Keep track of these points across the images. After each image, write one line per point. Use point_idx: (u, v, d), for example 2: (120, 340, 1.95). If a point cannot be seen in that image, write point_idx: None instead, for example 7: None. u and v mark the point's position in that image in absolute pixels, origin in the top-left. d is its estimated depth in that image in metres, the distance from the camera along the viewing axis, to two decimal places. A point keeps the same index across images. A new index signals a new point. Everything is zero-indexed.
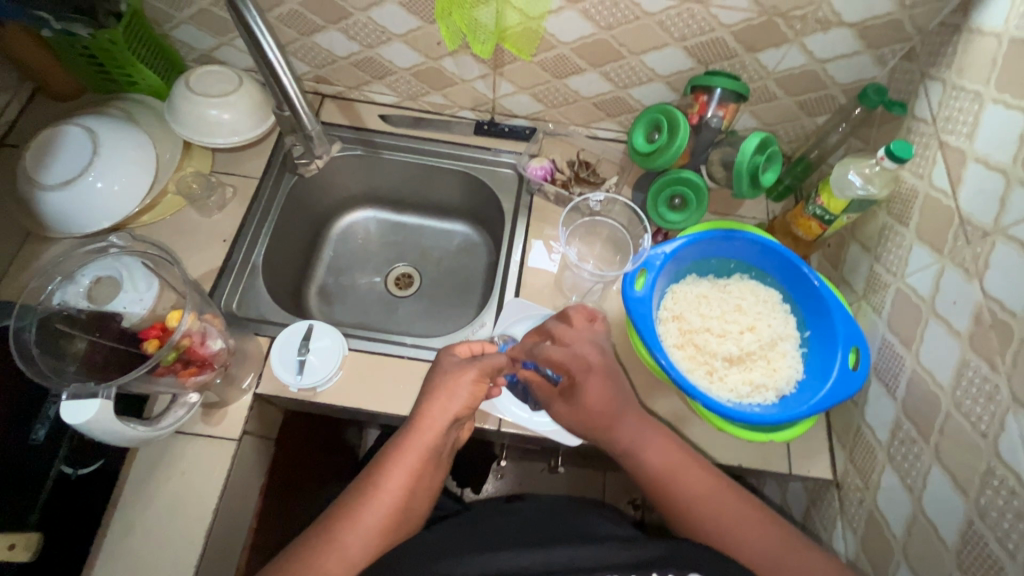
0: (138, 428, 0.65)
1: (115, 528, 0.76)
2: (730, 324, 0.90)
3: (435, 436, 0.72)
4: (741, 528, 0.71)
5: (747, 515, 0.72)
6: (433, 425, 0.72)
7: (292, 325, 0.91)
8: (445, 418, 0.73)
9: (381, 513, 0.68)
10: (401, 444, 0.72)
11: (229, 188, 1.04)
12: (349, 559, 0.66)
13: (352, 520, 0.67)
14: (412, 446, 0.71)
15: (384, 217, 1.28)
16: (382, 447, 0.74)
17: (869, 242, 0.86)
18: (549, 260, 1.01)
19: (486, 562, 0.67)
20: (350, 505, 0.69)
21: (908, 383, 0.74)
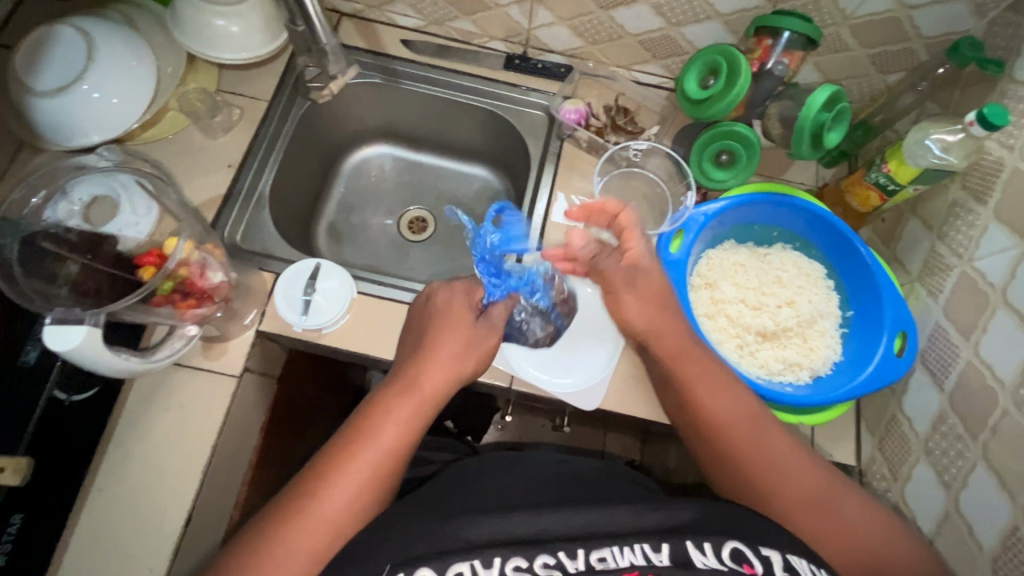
0: (131, 359, 0.61)
1: (112, 456, 0.75)
2: (767, 297, 0.83)
3: (435, 389, 0.68)
4: (776, 475, 0.64)
5: (791, 463, 0.65)
6: (430, 387, 0.68)
7: (299, 263, 0.85)
8: (442, 381, 0.69)
9: (375, 465, 0.63)
10: (389, 404, 0.67)
11: (236, 110, 0.96)
12: (329, 523, 0.59)
13: (344, 472, 0.62)
14: (408, 399, 0.67)
15: (400, 154, 1.20)
16: (370, 397, 0.68)
17: (933, 219, 0.78)
18: None
19: (498, 524, 0.59)
20: (339, 458, 0.63)
21: (960, 376, 0.68)
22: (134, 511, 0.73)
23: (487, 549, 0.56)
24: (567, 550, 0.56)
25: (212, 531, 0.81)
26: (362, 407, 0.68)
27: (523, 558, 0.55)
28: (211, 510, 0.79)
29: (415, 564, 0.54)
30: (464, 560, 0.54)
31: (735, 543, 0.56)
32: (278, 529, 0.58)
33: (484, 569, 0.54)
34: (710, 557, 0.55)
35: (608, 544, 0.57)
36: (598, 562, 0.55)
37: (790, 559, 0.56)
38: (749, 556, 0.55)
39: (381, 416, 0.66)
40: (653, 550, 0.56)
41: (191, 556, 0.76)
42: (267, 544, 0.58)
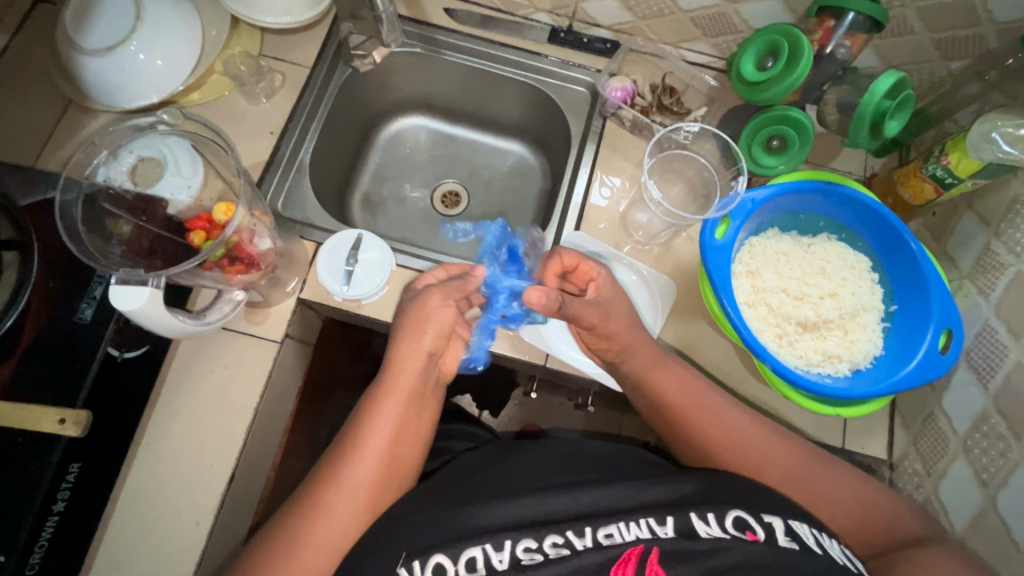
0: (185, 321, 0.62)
1: (162, 413, 0.78)
2: (809, 287, 0.82)
3: (415, 370, 0.73)
4: (755, 452, 0.69)
5: (762, 441, 0.69)
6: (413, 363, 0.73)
7: (341, 233, 0.85)
8: (417, 355, 0.74)
9: (376, 455, 0.67)
10: (381, 389, 0.71)
11: (278, 76, 0.96)
12: (345, 508, 0.64)
13: (347, 469, 0.65)
14: (396, 380, 0.72)
15: (435, 126, 1.19)
16: (361, 401, 0.72)
17: (989, 215, 0.75)
18: (602, 196, 0.93)
19: (506, 509, 0.63)
20: (340, 460, 0.66)
21: (1008, 376, 0.67)
22: (181, 466, 0.76)
23: (498, 534, 0.60)
24: (574, 529, 0.60)
25: (252, 489, 0.85)
26: (356, 410, 0.71)
27: (532, 539, 0.60)
28: (250, 469, 0.82)
29: (430, 551, 0.59)
30: (476, 545, 0.59)
31: (737, 512, 0.60)
32: (287, 533, 0.62)
33: (496, 552, 0.59)
34: (713, 526, 0.58)
35: (614, 521, 0.60)
36: (605, 538, 0.59)
37: (790, 522, 0.59)
38: (751, 522, 0.59)
39: (374, 411, 0.70)
40: (658, 524, 0.59)
41: (233, 511, 0.80)
42: (281, 541, 0.61)
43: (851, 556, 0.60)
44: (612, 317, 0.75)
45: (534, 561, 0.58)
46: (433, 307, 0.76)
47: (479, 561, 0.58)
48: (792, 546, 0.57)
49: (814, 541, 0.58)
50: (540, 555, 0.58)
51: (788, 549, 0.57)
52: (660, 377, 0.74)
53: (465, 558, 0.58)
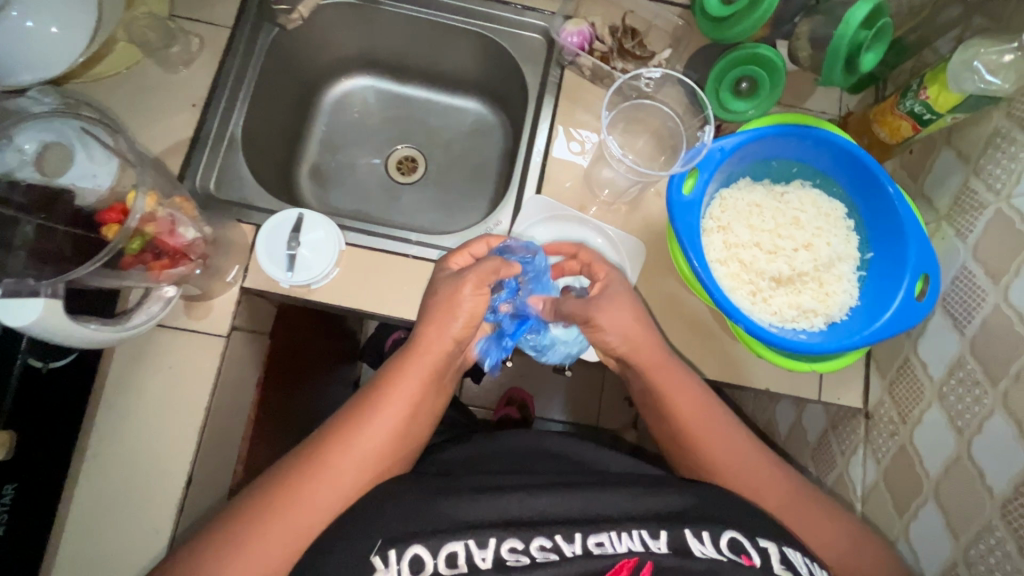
0: (100, 330, 0.57)
1: (103, 422, 0.72)
2: (783, 240, 0.78)
3: (437, 357, 0.71)
4: (757, 474, 0.68)
5: (756, 465, 0.68)
6: (436, 349, 0.71)
7: (278, 214, 0.78)
8: (443, 342, 0.71)
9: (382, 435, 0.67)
10: (398, 368, 0.70)
11: (194, 38, 0.85)
12: (344, 481, 0.64)
13: (347, 443, 0.65)
14: (415, 361, 0.70)
15: (383, 87, 1.09)
16: (379, 373, 0.72)
17: (968, 150, 0.71)
18: (575, 151, 0.87)
19: (496, 504, 0.63)
20: (343, 435, 0.66)
21: (985, 320, 0.65)
22: (133, 477, 0.72)
23: (483, 531, 0.60)
24: (563, 534, 0.60)
25: (215, 490, 0.81)
26: (370, 385, 0.71)
27: (519, 540, 0.59)
28: (209, 472, 0.78)
29: (408, 542, 0.59)
30: (459, 540, 0.59)
31: (733, 533, 0.59)
32: (269, 502, 0.61)
33: (479, 550, 0.59)
34: (707, 546, 0.58)
35: (607, 530, 0.60)
36: (596, 547, 0.59)
37: (785, 550, 0.58)
38: (747, 546, 0.58)
39: (388, 391, 0.69)
40: (652, 537, 0.59)
41: (198, 516, 0.76)
42: (250, 516, 0.61)
43: None
44: (620, 310, 0.72)
45: (519, 563, 0.58)
46: (465, 296, 0.71)
47: (460, 558, 0.58)
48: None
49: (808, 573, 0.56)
50: (525, 557, 0.58)
51: None
52: (660, 385, 0.70)
53: (445, 552, 0.58)
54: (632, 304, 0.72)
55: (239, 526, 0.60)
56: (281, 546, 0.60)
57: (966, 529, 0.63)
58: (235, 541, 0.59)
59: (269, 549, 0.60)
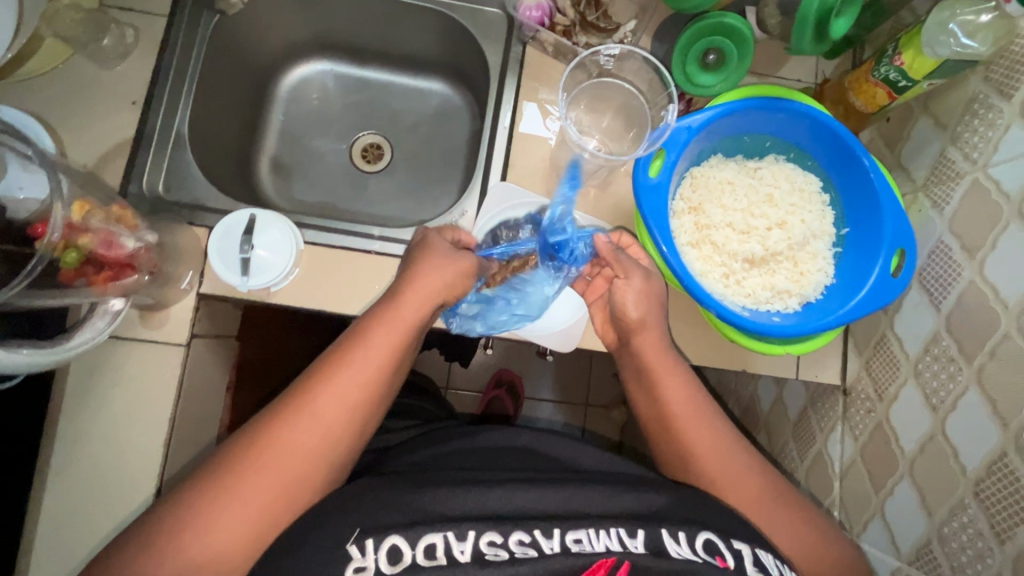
0: (28, 351, 0.56)
1: (63, 439, 0.71)
2: (756, 219, 0.76)
3: (407, 326, 0.66)
4: (734, 471, 0.65)
5: (736, 461, 0.66)
6: (417, 306, 0.67)
7: (230, 214, 0.74)
8: (427, 299, 0.68)
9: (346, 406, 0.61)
10: (375, 324, 0.65)
11: (129, 29, 0.81)
12: (316, 435, 0.60)
13: (310, 411, 0.60)
14: (395, 315, 0.66)
15: (343, 70, 1.03)
16: (355, 326, 0.67)
17: (945, 117, 0.68)
18: (546, 126, 0.84)
19: (476, 500, 0.59)
20: (304, 404, 0.61)
21: (961, 296, 0.63)
22: (99, 492, 0.70)
23: (462, 523, 0.57)
24: (543, 529, 0.57)
25: None
26: (333, 353, 0.65)
27: (498, 533, 0.56)
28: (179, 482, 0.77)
29: (387, 531, 0.55)
30: (437, 531, 0.55)
31: (708, 534, 0.58)
32: (225, 476, 0.57)
33: (458, 542, 0.55)
34: (683, 546, 0.57)
35: (586, 526, 0.58)
36: (575, 543, 0.56)
37: (758, 552, 0.57)
38: (722, 547, 0.57)
39: (354, 359, 0.63)
40: (629, 536, 0.57)
41: None
42: (206, 493, 0.56)
43: None
44: (636, 282, 0.71)
45: (498, 557, 0.55)
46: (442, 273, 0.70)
47: (439, 550, 0.54)
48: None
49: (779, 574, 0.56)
50: (505, 551, 0.55)
51: None
52: (651, 368, 0.70)
53: (423, 544, 0.55)
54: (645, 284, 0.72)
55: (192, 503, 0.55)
56: (234, 521, 0.55)
57: (940, 506, 0.62)
58: (186, 520, 0.54)
59: (221, 528, 0.54)
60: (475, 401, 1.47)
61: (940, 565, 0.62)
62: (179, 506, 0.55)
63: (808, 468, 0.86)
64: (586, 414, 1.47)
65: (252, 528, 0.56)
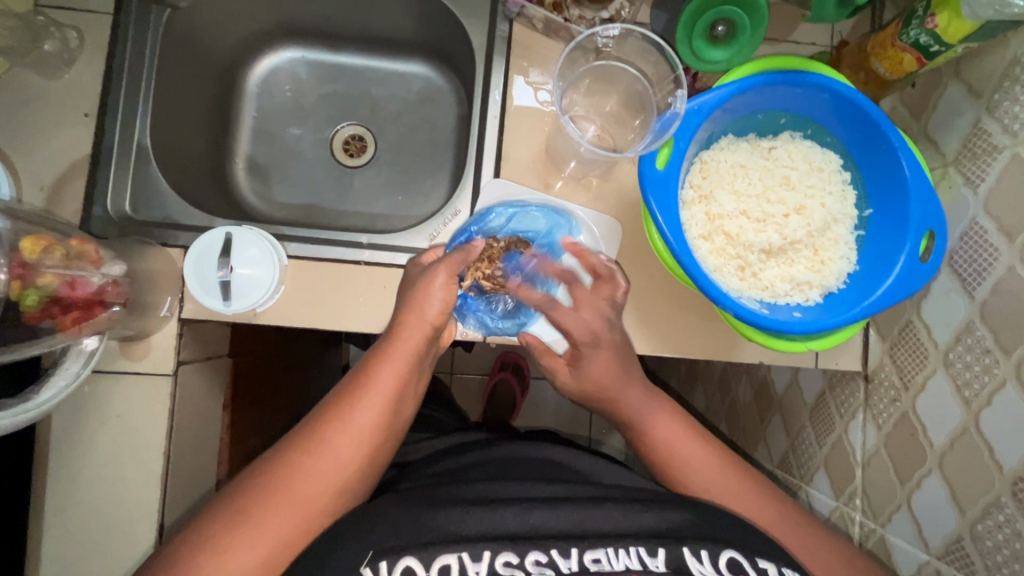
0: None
1: (53, 482, 0.68)
2: (772, 206, 0.70)
3: (418, 341, 0.64)
4: (748, 491, 0.64)
5: (749, 480, 0.64)
6: (414, 334, 0.64)
7: (207, 234, 0.69)
8: (425, 326, 0.64)
9: (364, 430, 0.58)
10: (377, 359, 0.62)
11: (72, 33, 0.73)
12: (325, 481, 0.55)
13: (315, 456, 0.56)
14: (394, 350, 0.62)
15: (315, 57, 0.95)
16: (357, 363, 0.64)
17: (980, 84, 0.61)
18: (540, 100, 0.77)
19: (487, 520, 0.57)
20: (320, 429, 0.58)
21: (998, 283, 0.58)
22: (99, 532, 0.68)
23: (477, 543, 0.53)
24: (560, 549, 0.54)
25: None
26: (345, 379, 0.63)
27: (514, 554, 0.53)
28: (183, 513, 0.74)
29: (399, 552, 0.51)
30: (452, 552, 0.52)
31: (731, 553, 0.54)
32: (240, 509, 0.52)
33: (473, 563, 0.52)
34: (706, 566, 0.53)
35: (603, 545, 0.55)
36: (592, 564, 0.54)
37: (785, 572, 0.54)
38: (746, 565, 0.53)
39: (366, 381, 0.61)
40: (649, 555, 0.54)
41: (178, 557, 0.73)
42: (202, 545, 0.50)
43: None
44: (601, 354, 0.69)
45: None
46: (440, 283, 0.65)
47: (454, 571, 0.51)
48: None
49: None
50: (520, 572, 0.52)
51: None
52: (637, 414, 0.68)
53: (437, 565, 0.51)
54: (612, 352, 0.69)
55: (202, 539, 0.50)
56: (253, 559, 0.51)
57: (973, 503, 0.60)
58: (199, 563, 0.49)
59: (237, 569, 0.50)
60: (480, 389, 1.44)
61: (974, 563, 0.60)
62: (188, 545, 0.50)
63: (827, 455, 0.83)
64: None
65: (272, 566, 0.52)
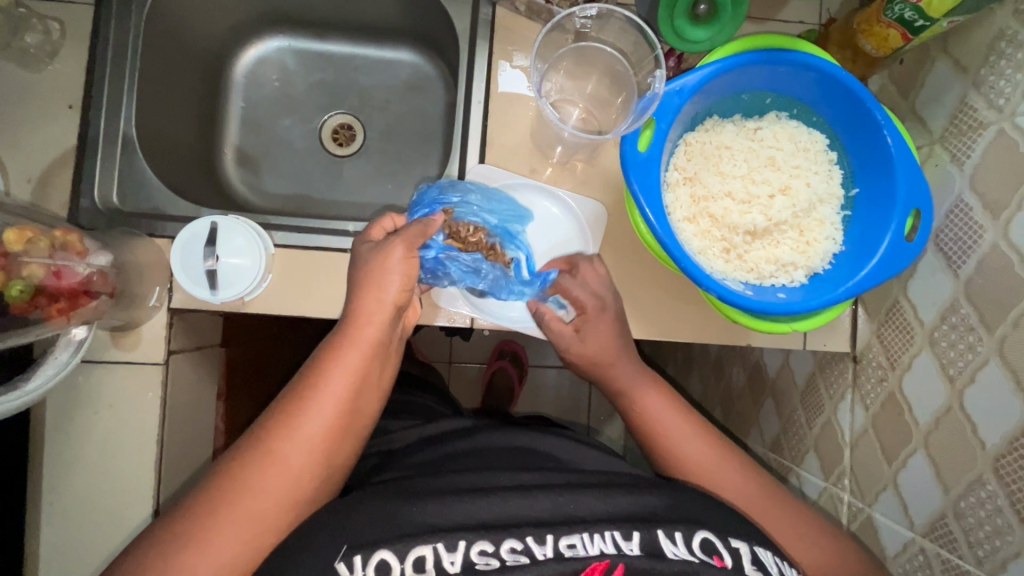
0: None
1: (49, 470, 0.69)
2: (757, 186, 0.69)
3: (377, 327, 0.62)
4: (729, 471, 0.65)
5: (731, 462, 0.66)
6: (372, 316, 0.62)
7: (192, 223, 0.69)
8: (383, 306, 0.62)
9: (322, 422, 0.58)
10: (338, 342, 0.61)
11: (55, 24, 0.73)
12: (293, 469, 0.56)
13: (283, 445, 0.56)
14: (353, 334, 0.61)
15: (301, 45, 0.94)
16: (320, 346, 0.62)
17: (967, 59, 0.60)
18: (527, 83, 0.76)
19: (465, 510, 0.57)
20: (281, 421, 0.57)
21: (982, 261, 0.58)
22: (95, 519, 0.69)
23: (452, 533, 0.55)
24: (535, 536, 0.55)
25: None
26: (305, 365, 0.62)
27: (489, 542, 0.55)
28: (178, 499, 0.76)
29: (375, 545, 0.53)
30: (427, 543, 0.53)
31: (705, 533, 0.56)
32: (221, 501, 0.54)
33: (448, 553, 0.53)
34: (679, 547, 0.55)
35: (579, 531, 0.56)
36: (568, 549, 0.54)
37: (756, 550, 0.55)
38: (718, 546, 0.55)
39: (325, 370, 0.59)
40: (624, 539, 0.55)
41: None
42: (192, 534, 0.52)
43: None
44: (603, 324, 0.71)
45: (489, 567, 0.53)
46: (397, 258, 0.62)
47: (429, 562, 0.53)
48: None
49: (779, 572, 0.54)
50: (495, 560, 0.53)
51: None
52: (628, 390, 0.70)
53: (413, 557, 0.53)
54: (613, 324, 0.71)
55: (183, 532, 0.52)
56: (228, 553, 0.53)
57: (956, 481, 0.60)
58: (185, 550, 0.52)
59: (214, 561, 0.51)
60: (478, 376, 1.45)
61: (957, 541, 0.60)
62: (167, 541, 0.52)
63: (817, 436, 0.84)
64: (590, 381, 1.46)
65: (248, 559, 0.53)
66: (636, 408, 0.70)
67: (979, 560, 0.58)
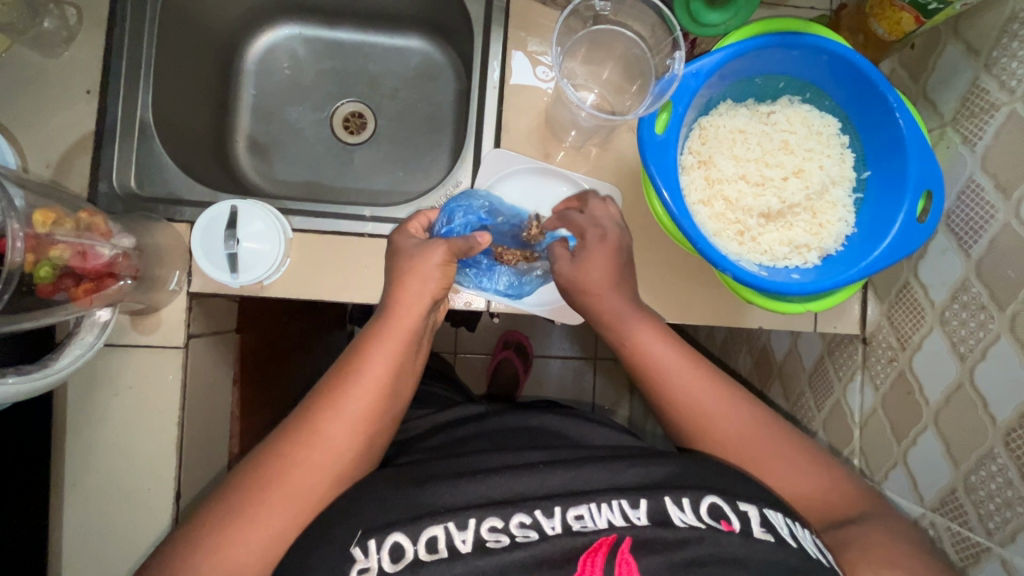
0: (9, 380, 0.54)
1: (71, 452, 0.70)
2: (770, 170, 0.71)
3: (415, 318, 0.64)
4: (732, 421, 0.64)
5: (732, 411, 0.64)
6: (411, 306, 0.64)
7: (212, 207, 0.70)
8: (422, 295, 0.64)
9: (361, 410, 0.59)
10: (379, 329, 0.63)
11: (71, 9, 0.74)
12: (334, 450, 0.57)
13: (321, 426, 0.57)
14: (393, 323, 0.63)
15: (312, 34, 0.95)
16: (358, 334, 0.64)
17: (978, 42, 0.61)
18: (539, 75, 0.77)
19: (476, 490, 0.59)
20: (320, 407, 0.58)
21: (993, 240, 0.59)
22: (117, 499, 0.70)
23: (462, 512, 0.55)
24: (543, 509, 0.56)
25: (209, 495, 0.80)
26: (343, 354, 0.64)
27: (498, 518, 0.55)
28: (197, 482, 0.76)
29: (387, 528, 0.53)
30: (438, 523, 0.54)
31: (713, 498, 0.56)
32: (250, 481, 0.55)
33: (459, 531, 0.54)
34: (687, 513, 0.55)
35: (586, 502, 0.57)
36: (575, 521, 0.55)
37: (766, 513, 0.55)
38: (727, 511, 0.55)
39: (365, 355, 0.61)
40: (631, 507, 0.56)
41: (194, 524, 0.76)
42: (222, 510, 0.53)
43: (824, 547, 0.55)
44: (598, 252, 0.69)
45: (499, 543, 0.53)
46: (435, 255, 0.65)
47: (441, 542, 0.53)
48: (768, 539, 0.53)
49: (789, 532, 0.54)
50: (506, 536, 0.54)
51: (764, 542, 0.53)
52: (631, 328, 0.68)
53: (425, 537, 0.53)
54: (611, 252, 0.69)
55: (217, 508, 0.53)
56: (269, 534, 0.54)
57: (967, 456, 0.61)
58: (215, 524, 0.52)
59: (241, 535, 0.52)
60: (484, 365, 1.46)
61: (968, 513, 0.62)
62: (203, 524, 0.53)
63: (826, 417, 0.85)
64: (596, 368, 1.47)
65: (278, 536, 0.54)
66: (631, 344, 0.67)
67: (989, 531, 0.59)
